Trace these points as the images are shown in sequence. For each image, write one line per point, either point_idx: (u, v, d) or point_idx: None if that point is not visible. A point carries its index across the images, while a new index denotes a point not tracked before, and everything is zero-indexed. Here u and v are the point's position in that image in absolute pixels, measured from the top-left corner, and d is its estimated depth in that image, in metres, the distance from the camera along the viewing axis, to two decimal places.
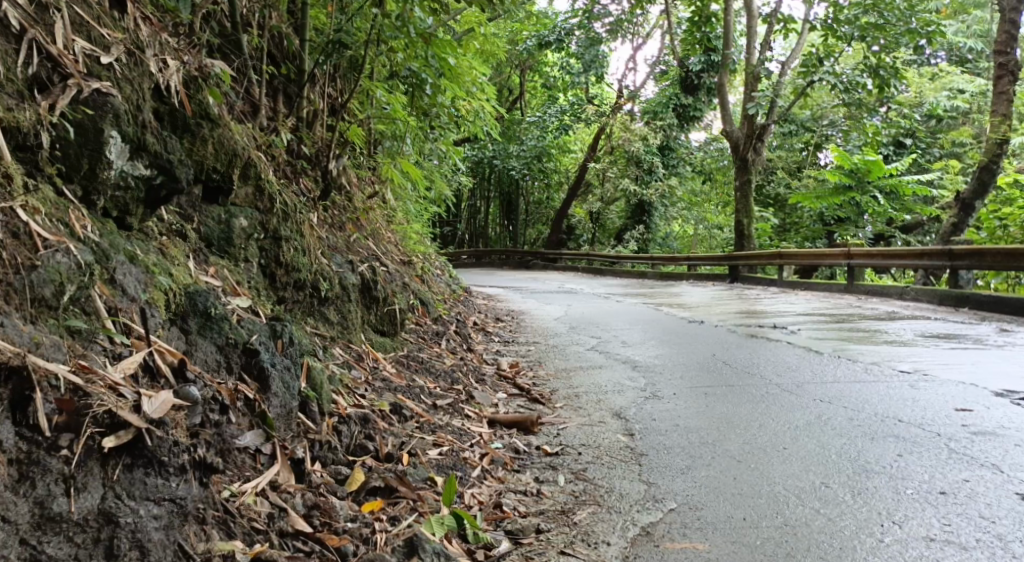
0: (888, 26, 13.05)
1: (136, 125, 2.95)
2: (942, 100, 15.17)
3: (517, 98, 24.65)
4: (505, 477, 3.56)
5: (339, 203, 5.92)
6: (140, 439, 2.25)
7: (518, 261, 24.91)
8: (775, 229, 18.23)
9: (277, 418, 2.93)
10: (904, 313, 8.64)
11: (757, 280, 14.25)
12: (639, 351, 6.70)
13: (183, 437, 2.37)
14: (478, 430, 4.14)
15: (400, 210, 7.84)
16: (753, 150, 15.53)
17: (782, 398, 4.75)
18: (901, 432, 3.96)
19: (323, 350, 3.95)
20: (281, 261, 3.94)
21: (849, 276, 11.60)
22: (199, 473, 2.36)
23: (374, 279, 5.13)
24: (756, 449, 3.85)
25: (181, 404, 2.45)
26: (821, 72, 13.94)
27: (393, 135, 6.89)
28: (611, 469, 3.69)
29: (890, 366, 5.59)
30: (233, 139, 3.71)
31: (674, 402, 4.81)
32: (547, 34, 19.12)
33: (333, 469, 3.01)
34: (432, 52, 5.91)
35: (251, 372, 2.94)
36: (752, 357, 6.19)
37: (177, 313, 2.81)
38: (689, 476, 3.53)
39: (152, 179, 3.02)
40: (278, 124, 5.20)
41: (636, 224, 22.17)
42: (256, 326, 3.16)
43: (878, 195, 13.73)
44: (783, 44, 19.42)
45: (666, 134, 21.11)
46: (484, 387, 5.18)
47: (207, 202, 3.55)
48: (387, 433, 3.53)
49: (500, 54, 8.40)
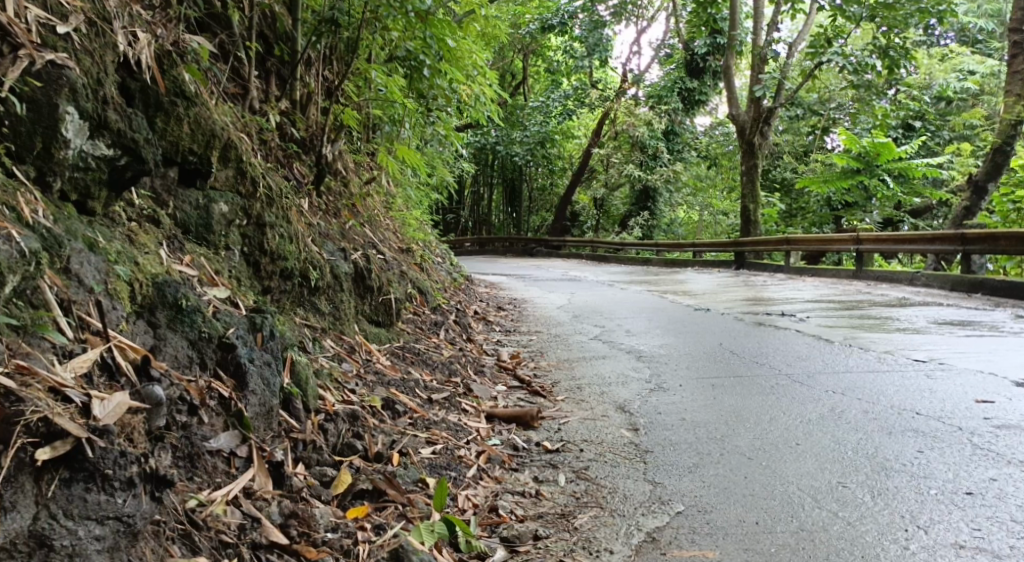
0: (897, 5, 12.75)
1: (96, 101, 2.75)
2: (952, 81, 14.88)
3: (520, 84, 24.30)
4: (502, 477, 3.35)
5: (335, 188, 5.70)
6: (80, 449, 2.04)
7: (521, 249, 24.64)
8: (782, 214, 17.91)
9: (255, 418, 2.73)
10: (915, 299, 8.41)
11: (763, 267, 14.00)
12: (643, 340, 6.49)
13: (135, 449, 2.16)
14: (475, 425, 3.93)
15: (399, 197, 7.61)
16: (759, 134, 15.21)
17: (793, 390, 4.54)
18: (920, 426, 3.75)
19: (312, 342, 3.75)
20: (266, 248, 3.72)
21: (858, 262, 11.35)
22: (151, 487, 2.13)
23: (369, 267, 4.91)
24: (767, 444, 3.63)
25: (138, 406, 2.26)
26: (830, 54, 13.64)
27: (391, 120, 6.66)
28: (614, 467, 3.48)
29: (904, 355, 5.35)
30: (212, 119, 3.50)
31: (681, 395, 4.59)
32: (551, 17, 18.74)
33: (318, 471, 2.80)
34: (430, 32, 5.66)
35: (227, 368, 2.75)
36: (760, 345, 5.97)
37: (144, 305, 2.61)
38: (697, 475, 3.32)
39: (115, 159, 2.81)
40: (267, 106, 4.97)
41: (641, 211, 21.84)
42: (234, 319, 2.95)
43: (887, 178, 13.45)
44: (790, 26, 19.13)
45: (671, 118, 20.76)
46: (484, 379, 4.97)
47: (183, 185, 3.34)
48: (377, 430, 3.32)
49: (503, 36, 8.17)
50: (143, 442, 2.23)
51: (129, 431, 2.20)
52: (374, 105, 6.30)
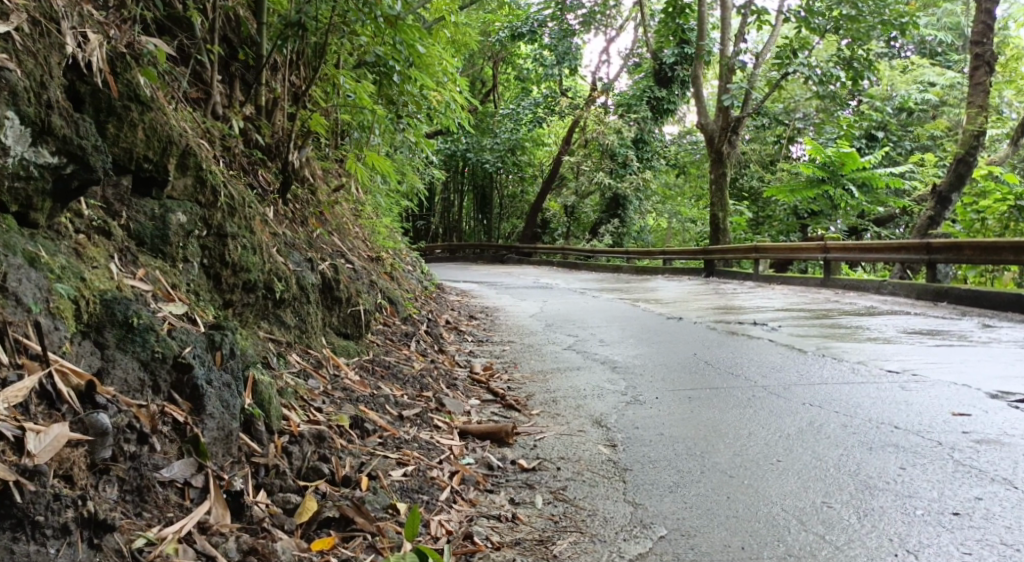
0: (862, 17, 12.81)
1: (39, 106, 2.58)
2: (913, 93, 14.95)
3: (489, 91, 24.11)
4: (477, 499, 3.20)
5: (302, 196, 5.51)
6: (7, 494, 1.91)
7: (492, 256, 24.48)
8: (750, 222, 17.94)
9: (212, 443, 2.57)
10: (884, 308, 8.40)
11: (733, 275, 13.98)
12: (617, 350, 6.37)
13: (69, 489, 2.02)
14: (447, 443, 3.78)
15: (368, 205, 7.42)
16: (728, 142, 15.19)
17: (770, 402, 4.45)
18: (900, 441, 3.67)
19: (276, 358, 3.59)
20: (227, 260, 3.54)
21: (825, 270, 11.34)
22: (89, 533, 1.99)
23: (337, 278, 4.73)
24: (748, 461, 3.52)
25: (78, 439, 2.12)
26: (796, 64, 13.26)
27: (359, 126, 6.47)
28: (593, 487, 3.34)
29: (878, 366, 5.28)
30: (168, 124, 3.33)
31: (657, 408, 4.47)
32: (520, 26, 18.57)
33: (281, 498, 2.63)
34: (399, 37, 5.46)
35: (183, 391, 2.58)
36: (735, 356, 5.88)
37: (91, 324, 2.44)
38: (678, 495, 3.19)
39: (61, 168, 2.62)
40: (231, 112, 4.79)
41: (610, 218, 21.79)
42: (191, 337, 2.77)
43: (852, 187, 13.45)
44: (757, 36, 19.22)
45: (641, 127, 20.69)
46: (456, 393, 4.81)
47: (137, 195, 3.18)
48: (345, 452, 3.15)
49: (473, 43, 8.03)
50: (83, 477, 2.09)
51: (66, 467, 2.06)
52: (343, 111, 6.09)
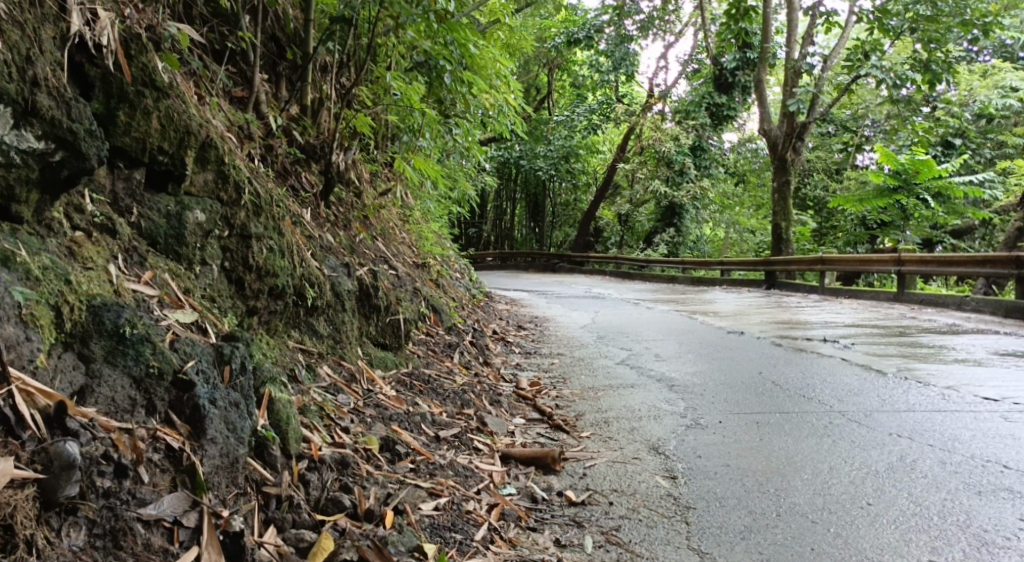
0: (940, 18, 12.04)
1: (21, 83, 2.31)
2: (995, 98, 14.03)
3: (544, 98, 23.78)
4: (518, 539, 2.82)
5: (346, 199, 5.21)
6: None
7: (544, 264, 24.10)
8: (814, 233, 17.21)
9: (213, 473, 2.26)
10: (968, 326, 7.74)
11: (797, 288, 13.31)
12: (674, 367, 5.91)
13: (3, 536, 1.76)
14: (487, 468, 3.40)
15: (416, 210, 7.13)
16: (793, 150, 14.50)
17: (851, 433, 3.94)
18: (1014, 486, 3.17)
19: (303, 371, 3.26)
20: (251, 264, 3.21)
21: (899, 284, 10.62)
22: None
23: (376, 284, 4.39)
24: (832, 503, 3.06)
25: (25, 477, 1.85)
26: (868, 67, 12.80)
27: (408, 129, 6.14)
28: (651, 529, 2.94)
29: (971, 393, 4.71)
30: (188, 112, 3.03)
31: (721, 436, 4.00)
32: (576, 31, 17.99)
33: (293, 536, 2.29)
34: (452, 37, 5.11)
35: (181, 411, 2.31)
36: (806, 376, 5.36)
37: (75, 334, 2.19)
38: (753, 545, 2.78)
39: (48, 154, 2.36)
40: (272, 110, 4.49)
41: (666, 227, 21.07)
42: (197, 349, 2.49)
43: (926, 198, 12.63)
44: (825, 41, 18.51)
45: (699, 134, 20.08)
46: (500, 411, 4.41)
47: (151, 190, 2.89)
48: (370, 480, 2.78)
49: (528, 45, 7.69)
50: (29, 527, 1.82)
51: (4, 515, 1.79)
52: (389, 114, 5.75)
